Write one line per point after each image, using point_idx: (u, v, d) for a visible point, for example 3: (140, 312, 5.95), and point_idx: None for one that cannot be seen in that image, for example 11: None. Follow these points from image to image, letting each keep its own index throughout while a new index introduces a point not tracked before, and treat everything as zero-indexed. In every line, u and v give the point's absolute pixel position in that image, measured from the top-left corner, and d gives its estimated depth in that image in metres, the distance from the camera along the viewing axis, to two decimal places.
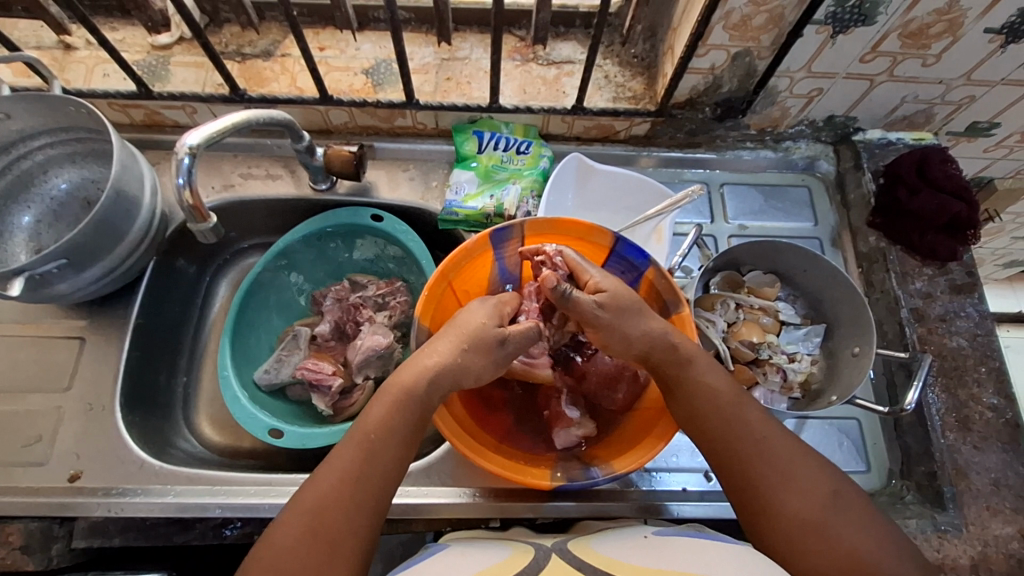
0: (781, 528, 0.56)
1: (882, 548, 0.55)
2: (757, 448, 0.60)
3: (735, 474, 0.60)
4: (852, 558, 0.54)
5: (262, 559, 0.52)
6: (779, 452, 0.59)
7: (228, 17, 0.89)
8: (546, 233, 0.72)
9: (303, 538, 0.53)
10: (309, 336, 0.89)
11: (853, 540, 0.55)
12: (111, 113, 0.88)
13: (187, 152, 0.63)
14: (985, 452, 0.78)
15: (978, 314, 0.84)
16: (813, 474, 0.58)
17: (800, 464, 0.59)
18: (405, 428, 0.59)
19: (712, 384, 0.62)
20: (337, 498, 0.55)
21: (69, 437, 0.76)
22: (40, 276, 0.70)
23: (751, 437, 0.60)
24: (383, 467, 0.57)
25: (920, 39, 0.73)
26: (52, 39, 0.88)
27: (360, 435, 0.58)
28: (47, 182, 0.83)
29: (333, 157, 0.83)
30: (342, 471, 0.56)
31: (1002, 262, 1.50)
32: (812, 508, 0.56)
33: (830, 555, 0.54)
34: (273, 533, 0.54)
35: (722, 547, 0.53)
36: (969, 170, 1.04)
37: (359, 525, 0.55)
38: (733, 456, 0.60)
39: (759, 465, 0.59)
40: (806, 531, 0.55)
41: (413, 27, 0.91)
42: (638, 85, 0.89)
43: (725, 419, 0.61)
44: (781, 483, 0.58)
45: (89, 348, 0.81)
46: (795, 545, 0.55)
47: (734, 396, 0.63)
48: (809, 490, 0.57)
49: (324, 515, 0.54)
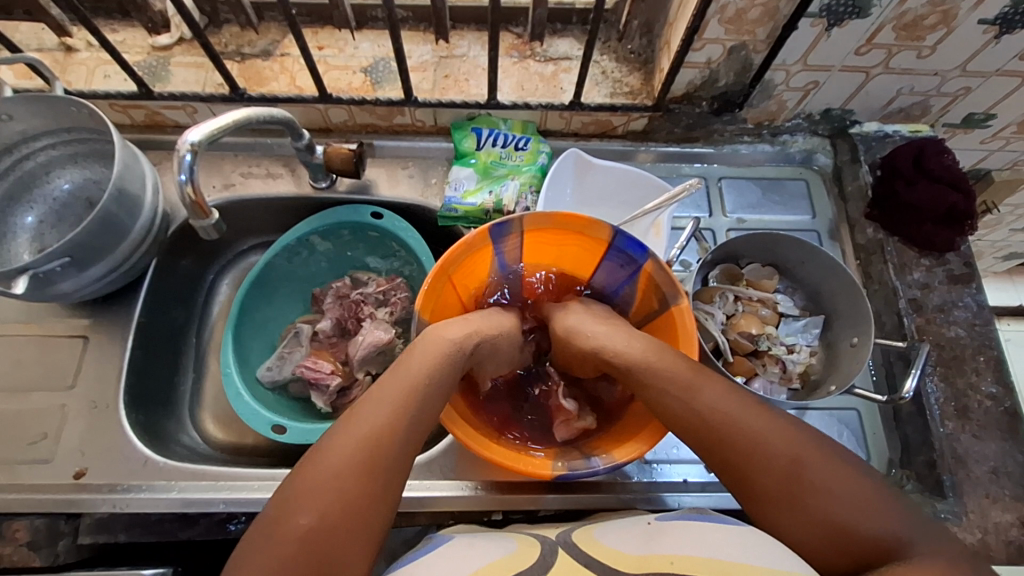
0: (759, 504, 0.56)
1: (857, 499, 0.54)
2: (719, 427, 0.59)
3: (707, 457, 0.60)
4: (828, 520, 0.53)
5: (314, 478, 0.53)
6: (742, 426, 0.59)
7: (227, 17, 0.89)
8: (546, 227, 0.72)
9: (355, 462, 0.54)
10: (310, 333, 0.90)
11: (826, 498, 0.54)
12: (112, 114, 0.89)
13: (188, 150, 0.64)
14: (984, 441, 0.78)
15: (976, 304, 0.85)
16: (778, 439, 0.57)
17: (764, 432, 0.58)
18: (445, 374, 0.61)
19: (666, 372, 0.62)
20: (386, 431, 0.56)
21: (73, 435, 0.76)
22: (44, 274, 0.70)
23: (710, 416, 0.60)
24: (426, 407, 0.59)
25: (914, 31, 0.74)
26: (53, 42, 0.89)
27: (404, 373, 0.60)
28: (50, 182, 0.84)
29: (333, 155, 0.84)
30: (390, 406, 0.58)
31: (1001, 254, 1.50)
32: (781, 476, 0.56)
33: (806, 522, 0.54)
34: (322, 455, 0.54)
35: (727, 531, 0.53)
36: (966, 162, 1.04)
37: (404, 458, 0.56)
38: (700, 440, 0.60)
39: (725, 444, 0.59)
40: (781, 504, 0.55)
41: (411, 26, 0.92)
42: (635, 81, 0.90)
43: (682, 403, 0.61)
44: (749, 458, 0.57)
45: (92, 347, 0.82)
46: (773, 520, 0.56)
47: (690, 374, 0.62)
48: (776, 458, 0.56)
49: (376, 444, 0.55)
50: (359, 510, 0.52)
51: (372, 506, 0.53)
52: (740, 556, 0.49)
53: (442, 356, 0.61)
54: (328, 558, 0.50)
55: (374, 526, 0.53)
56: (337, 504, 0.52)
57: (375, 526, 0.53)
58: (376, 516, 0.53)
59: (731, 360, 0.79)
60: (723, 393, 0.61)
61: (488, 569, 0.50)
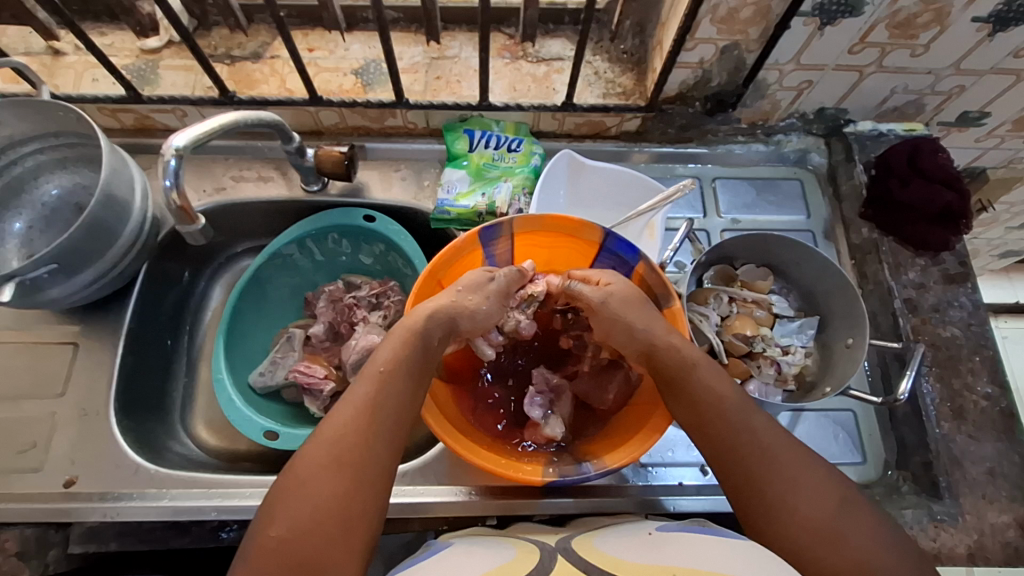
0: (788, 534, 0.54)
1: (896, 558, 0.52)
2: (766, 454, 0.57)
3: (741, 475, 0.58)
4: (864, 568, 0.51)
5: (290, 486, 0.52)
6: (789, 461, 0.57)
7: (216, 20, 0.89)
8: (537, 230, 0.72)
9: (329, 465, 0.52)
10: (303, 338, 0.89)
11: (865, 548, 0.52)
12: (101, 118, 0.88)
13: (174, 154, 0.63)
14: (981, 442, 0.78)
15: (972, 303, 0.84)
16: (823, 482, 0.56)
17: (813, 472, 0.57)
18: (415, 363, 0.59)
19: (715, 389, 0.61)
20: (358, 428, 0.55)
21: (63, 443, 0.76)
22: (31, 281, 0.70)
23: (759, 441, 0.58)
24: (399, 398, 0.58)
25: (907, 29, 0.73)
26: (40, 45, 0.88)
27: (373, 369, 0.58)
28: (39, 188, 0.83)
29: (323, 158, 0.83)
30: (361, 403, 0.56)
31: (997, 252, 1.50)
32: (824, 516, 0.54)
33: (839, 561, 0.52)
34: (298, 463, 0.53)
35: (729, 544, 0.52)
36: (961, 161, 1.04)
37: (381, 453, 0.55)
38: (740, 459, 0.58)
39: (766, 469, 0.57)
40: (816, 539, 0.53)
41: (402, 27, 0.91)
42: (628, 81, 0.89)
43: (729, 418, 0.59)
44: (790, 488, 0.55)
45: (82, 353, 0.81)
46: (801, 552, 0.53)
47: (745, 402, 0.61)
48: (820, 498, 0.55)
49: (351, 443, 0.54)
50: (337, 512, 0.51)
51: (351, 506, 0.51)
52: (737, 568, 0.48)
53: (413, 337, 0.60)
54: (307, 564, 0.48)
55: (355, 526, 0.51)
56: (313, 509, 0.50)
57: (356, 527, 0.51)
58: (357, 516, 0.51)
59: (726, 362, 0.78)
60: (775, 427, 0.60)
61: None
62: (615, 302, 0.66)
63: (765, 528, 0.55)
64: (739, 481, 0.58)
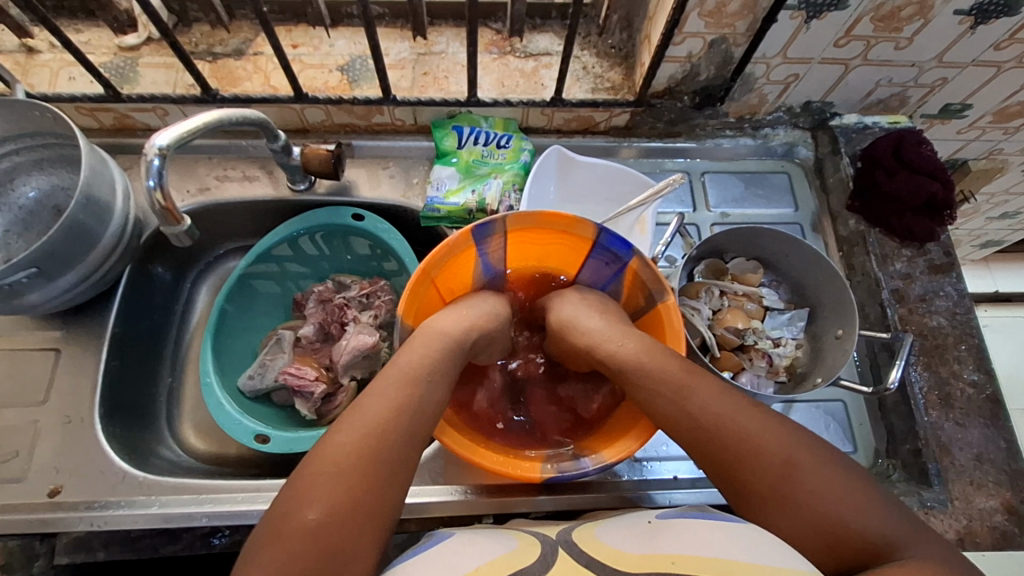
0: (753, 502, 0.55)
1: (854, 502, 0.53)
2: (722, 423, 0.58)
3: (703, 457, 0.58)
4: (822, 522, 0.52)
5: (320, 471, 0.51)
6: (739, 428, 0.57)
7: (196, 16, 0.87)
8: (530, 227, 0.71)
9: (360, 452, 0.53)
10: (293, 340, 0.88)
11: (820, 500, 0.53)
12: (79, 118, 0.86)
13: (157, 153, 0.61)
14: (968, 428, 0.79)
15: (957, 293, 0.86)
16: (776, 439, 0.56)
17: (762, 433, 0.57)
18: (447, 365, 0.61)
19: (667, 372, 0.61)
20: (390, 423, 0.55)
21: (47, 451, 0.74)
22: (10, 286, 0.68)
23: (710, 411, 0.58)
24: (430, 397, 0.58)
25: (892, 22, 0.74)
26: (13, 43, 0.86)
27: (406, 365, 0.59)
28: (15, 191, 0.80)
29: (310, 156, 0.82)
30: (396, 399, 0.57)
31: (979, 242, 1.53)
32: (778, 476, 0.54)
33: (802, 521, 0.53)
34: (331, 449, 0.53)
35: (728, 527, 0.52)
36: (944, 152, 1.05)
37: (410, 441, 0.55)
38: (701, 435, 0.58)
39: (721, 441, 0.57)
40: (777, 502, 0.54)
41: (388, 23, 0.90)
42: (616, 76, 0.89)
43: (677, 405, 0.59)
44: (744, 455, 0.56)
45: (65, 359, 0.79)
46: (763, 517, 0.55)
47: (688, 375, 0.61)
48: (771, 458, 0.55)
49: (384, 437, 0.54)
50: (367, 503, 0.51)
51: (378, 500, 0.52)
52: (742, 555, 0.48)
53: None
54: (333, 552, 0.48)
55: (378, 519, 0.51)
56: (345, 494, 0.50)
57: (380, 519, 0.51)
58: (382, 511, 0.52)
59: (717, 355, 0.79)
60: (719, 393, 0.60)
61: (485, 567, 0.49)
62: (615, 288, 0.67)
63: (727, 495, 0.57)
64: (701, 458, 0.59)
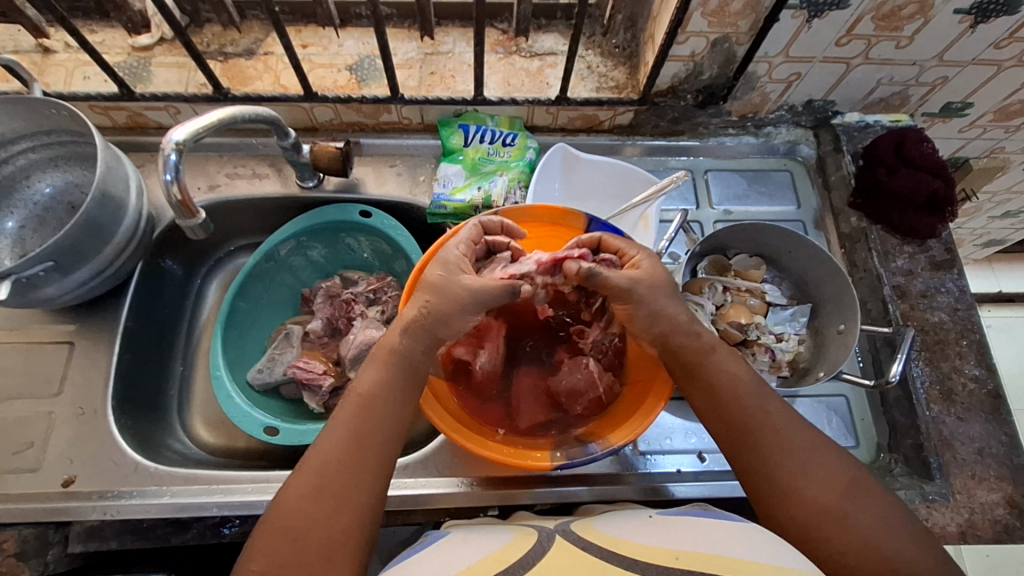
0: (797, 514, 0.56)
1: (905, 542, 0.54)
2: (783, 436, 0.60)
3: (752, 468, 0.60)
4: (868, 549, 0.54)
5: (272, 523, 0.53)
6: (802, 444, 0.59)
7: (209, 17, 0.89)
8: (521, 222, 0.74)
9: (309, 498, 0.54)
10: (301, 334, 0.90)
11: (869, 529, 0.55)
12: (93, 116, 0.88)
13: (174, 148, 0.63)
14: (969, 423, 0.80)
15: (958, 289, 0.86)
16: (832, 467, 0.58)
17: (820, 454, 0.59)
18: (396, 387, 0.61)
19: (733, 373, 0.63)
20: (339, 458, 0.56)
21: (60, 443, 0.75)
22: (27, 280, 0.69)
23: (773, 422, 0.61)
24: (383, 421, 0.59)
25: (893, 22, 0.75)
26: (30, 43, 0.87)
27: (354, 397, 0.60)
28: (31, 187, 0.82)
29: (320, 153, 0.83)
30: (344, 435, 0.57)
31: (981, 241, 1.54)
32: (831, 497, 0.56)
33: (852, 545, 0.54)
34: (282, 497, 0.55)
35: (730, 526, 0.53)
36: (944, 151, 1.06)
37: (366, 483, 0.56)
38: (755, 443, 0.60)
39: (777, 452, 0.59)
40: (831, 523, 0.55)
41: (396, 23, 0.92)
42: (620, 75, 0.91)
43: (741, 411, 0.61)
44: (800, 470, 0.58)
45: (79, 351, 0.80)
46: (808, 531, 0.55)
47: (757, 387, 0.63)
48: (828, 480, 0.57)
49: (332, 475, 0.55)
50: (317, 541, 0.52)
51: (332, 536, 0.53)
52: (745, 553, 0.48)
53: (393, 358, 0.61)
54: None
55: (335, 553, 0.52)
56: (293, 538, 0.52)
57: (337, 554, 0.52)
58: (337, 544, 0.53)
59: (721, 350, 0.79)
60: (784, 410, 0.62)
61: (480, 566, 0.49)
62: (641, 288, 0.64)
63: (768, 510, 0.58)
64: (749, 467, 0.60)
